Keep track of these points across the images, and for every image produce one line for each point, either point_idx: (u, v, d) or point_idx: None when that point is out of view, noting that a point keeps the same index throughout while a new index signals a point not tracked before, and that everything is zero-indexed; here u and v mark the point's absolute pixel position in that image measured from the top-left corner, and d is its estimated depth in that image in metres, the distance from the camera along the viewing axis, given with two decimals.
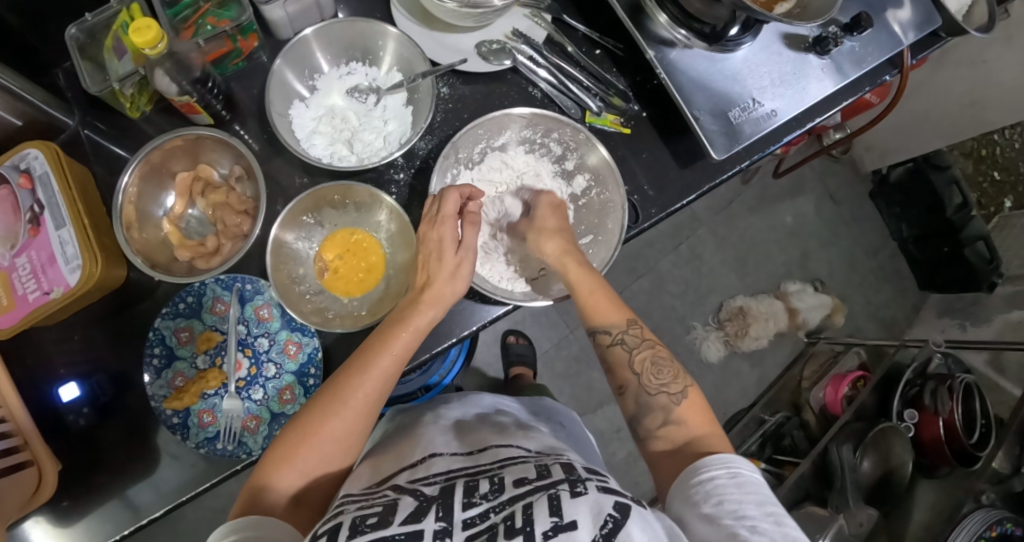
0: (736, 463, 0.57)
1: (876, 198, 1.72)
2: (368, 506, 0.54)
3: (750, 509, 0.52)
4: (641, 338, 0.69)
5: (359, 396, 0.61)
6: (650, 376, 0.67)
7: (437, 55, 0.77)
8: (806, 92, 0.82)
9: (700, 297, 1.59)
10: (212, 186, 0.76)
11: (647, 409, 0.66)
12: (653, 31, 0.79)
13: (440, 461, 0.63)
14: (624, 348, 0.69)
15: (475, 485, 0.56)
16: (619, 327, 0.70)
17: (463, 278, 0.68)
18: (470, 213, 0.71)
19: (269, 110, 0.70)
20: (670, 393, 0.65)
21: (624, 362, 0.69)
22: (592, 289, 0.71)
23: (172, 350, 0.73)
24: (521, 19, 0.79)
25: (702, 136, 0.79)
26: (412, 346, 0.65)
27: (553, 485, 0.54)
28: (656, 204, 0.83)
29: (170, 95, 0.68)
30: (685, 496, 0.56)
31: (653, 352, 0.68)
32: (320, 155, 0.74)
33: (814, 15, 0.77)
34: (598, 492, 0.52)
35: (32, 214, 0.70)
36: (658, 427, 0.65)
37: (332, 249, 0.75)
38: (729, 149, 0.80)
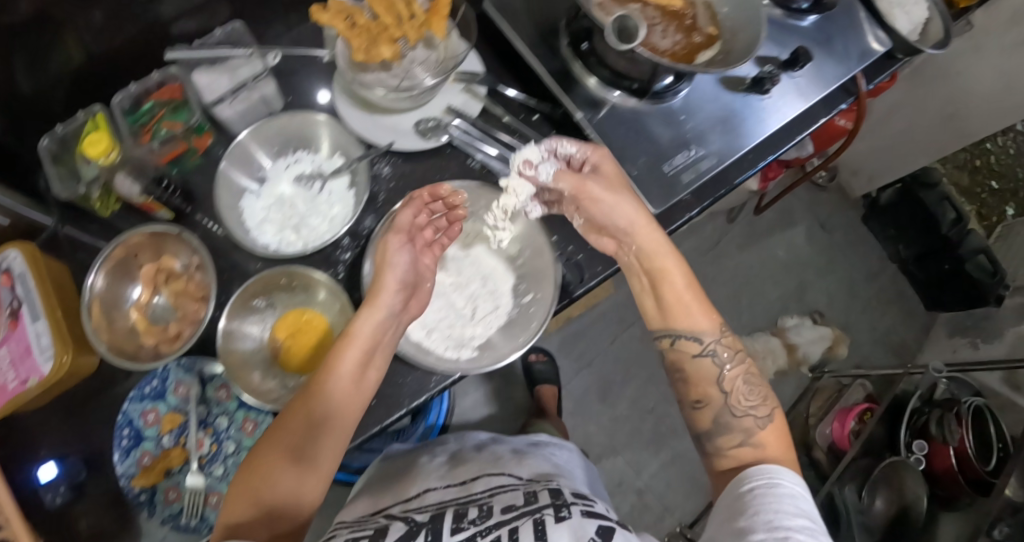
0: (784, 478, 0.58)
1: (871, 222, 1.69)
2: (362, 530, 0.66)
3: (788, 520, 0.52)
4: (733, 349, 0.69)
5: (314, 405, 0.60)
6: (739, 396, 0.67)
7: (373, 136, 0.80)
8: (743, 135, 0.83)
9: None
10: (174, 275, 0.80)
11: (725, 429, 0.66)
12: (582, 92, 0.81)
13: (434, 494, 0.73)
14: (714, 359, 0.68)
15: (464, 512, 0.65)
16: (710, 336, 0.69)
17: (406, 259, 0.69)
18: (425, 193, 0.72)
19: (216, 205, 0.75)
20: (757, 416, 0.66)
21: (711, 377, 0.68)
22: (690, 284, 0.70)
23: (139, 432, 0.77)
24: (457, 95, 0.83)
25: (637, 190, 0.79)
26: (359, 353, 0.64)
27: (540, 510, 0.63)
28: (602, 261, 0.81)
29: (132, 196, 0.76)
30: (729, 508, 0.58)
31: (744, 371, 0.68)
32: (268, 243, 0.78)
33: (737, 58, 0.78)
34: (580, 516, 0.61)
35: (12, 308, 0.76)
36: (731, 447, 0.65)
37: (285, 329, 0.77)
38: (666, 200, 0.80)
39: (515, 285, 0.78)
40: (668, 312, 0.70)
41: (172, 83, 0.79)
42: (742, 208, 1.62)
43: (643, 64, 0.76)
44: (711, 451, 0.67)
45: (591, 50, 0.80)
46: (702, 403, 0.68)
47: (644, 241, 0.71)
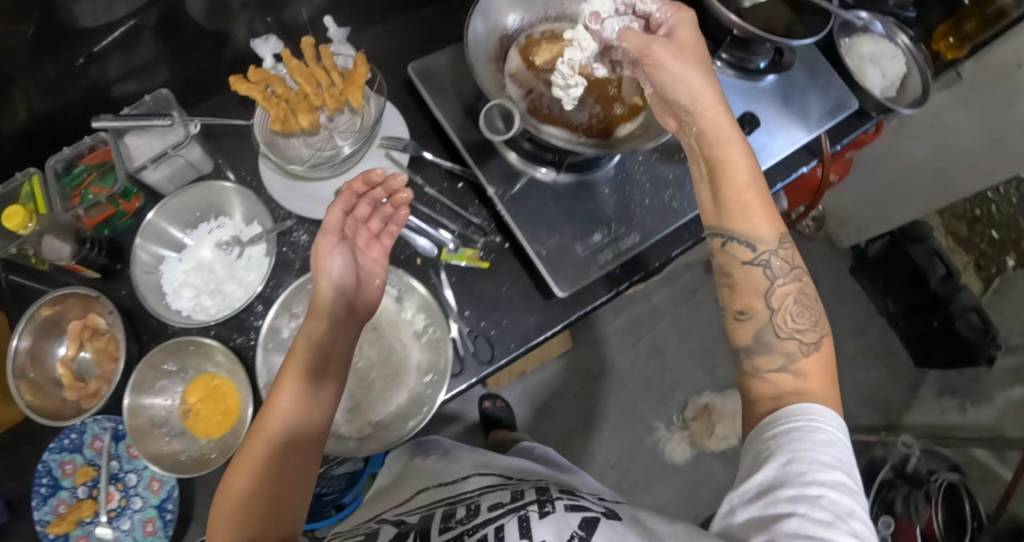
0: (822, 416, 0.53)
1: (857, 273, 1.64)
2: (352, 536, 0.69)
3: (822, 473, 0.49)
4: (792, 265, 0.62)
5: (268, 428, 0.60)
6: (788, 317, 0.60)
7: (292, 204, 0.81)
8: (671, 211, 0.81)
9: (664, 394, 1.52)
10: (98, 333, 0.83)
11: (766, 347, 0.60)
12: (500, 165, 0.79)
13: (424, 498, 0.74)
14: (766, 271, 0.62)
15: (451, 514, 0.67)
16: (767, 245, 0.62)
17: (341, 262, 0.67)
18: (353, 187, 0.71)
19: (130, 270, 0.76)
20: (804, 339, 0.59)
21: (760, 290, 0.61)
22: (755, 185, 0.63)
23: (57, 481, 0.80)
24: (380, 161, 0.83)
25: (542, 271, 0.75)
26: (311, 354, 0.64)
27: (524, 506, 0.62)
28: (515, 338, 0.79)
29: (60, 258, 0.77)
30: (757, 450, 0.54)
31: (800, 288, 0.62)
32: (182, 307, 0.79)
33: (656, 133, 0.74)
34: (564, 512, 0.60)
35: None
36: (769, 369, 0.59)
37: (195, 392, 0.78)
38: (575, 284, 0.75)
39: (418, 363, 0.76)
40: (730, 211, 0.63)
41: (104, 147, 0.82)
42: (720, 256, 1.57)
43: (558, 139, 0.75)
44: (746, 369, 0.61)
45: None
46: (746, 314, 0.62)
47: (707, 122, 0.64)
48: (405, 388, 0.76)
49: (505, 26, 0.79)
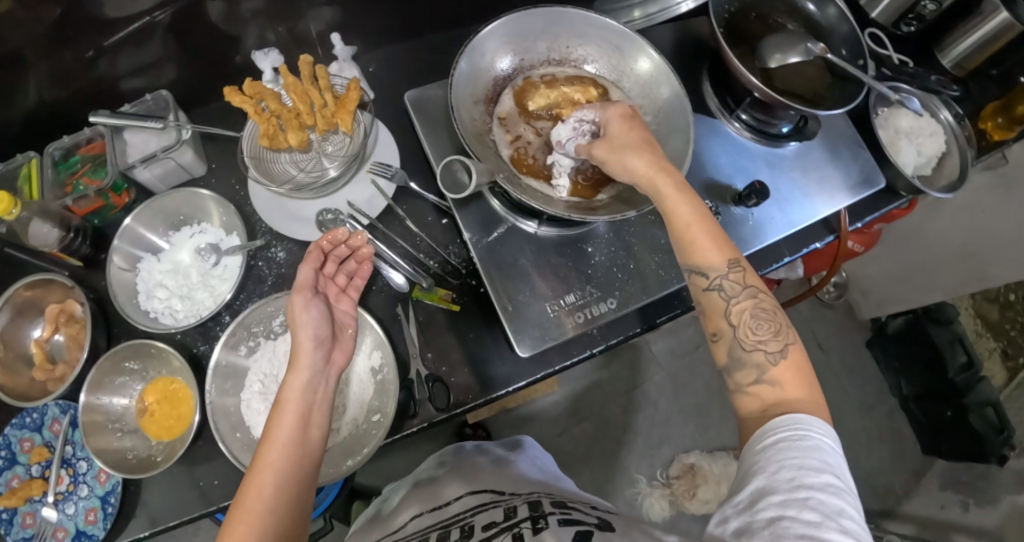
0: (811, 423, 0.52)
1: (874, 346, 1.50)
2: None
3: (811, 478, 0.47)
4: (744, 283, 0.61)
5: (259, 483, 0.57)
6: (748, 330, 0.60)
7: (271, 220, 0.80)
8: (650, 280, 0.78)
9: (650, 447, 1.35)
10: (73, 318, 0.84)
11: (738, 363, 0.59)
12: (483, 209, 0.77)
13: (413, 524, 0.71)
14: (722, 294, 0.61)
15: (446, 534, 0.64)
16: (718, 271, 0.61)
17: (316, 315, 0.68)
18: (318, 247, 0.73)
19: (108, 266, 0.78)
20: (767, 350, 0.58)
21: (719, 311, 0.61)
22: (704, 225, 0.63)
23: (14, 455, 0.81)
24: (367, 186, 0.82)
25: (507, 329, 0.73)
26: (294, 414, 0.62)
27: (518, 524, 0.62)
28: (474, 390, 0.76)
29: (48, 242, 0.79)
30: (748, 462, 0.52)
31: (755, 303, 0.61)
32: (153, 309, 0.80)
33: (641, 201, 0.71)
34: (556, 526, 0.60)
35: None
36: (748, 384, 0.58)
37: (152, 393, 0.79)
38: (538, 345, 0.73)
39: (370, 401, 0.75)
40: (683, 252, 0.63)
41: (100, 140, 0.85)
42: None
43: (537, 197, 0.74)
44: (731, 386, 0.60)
45: None
46: (717, 336, 0.62)
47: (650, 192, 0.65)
48: (351, 425, 0.74)
49: (498, 69, 0.76)
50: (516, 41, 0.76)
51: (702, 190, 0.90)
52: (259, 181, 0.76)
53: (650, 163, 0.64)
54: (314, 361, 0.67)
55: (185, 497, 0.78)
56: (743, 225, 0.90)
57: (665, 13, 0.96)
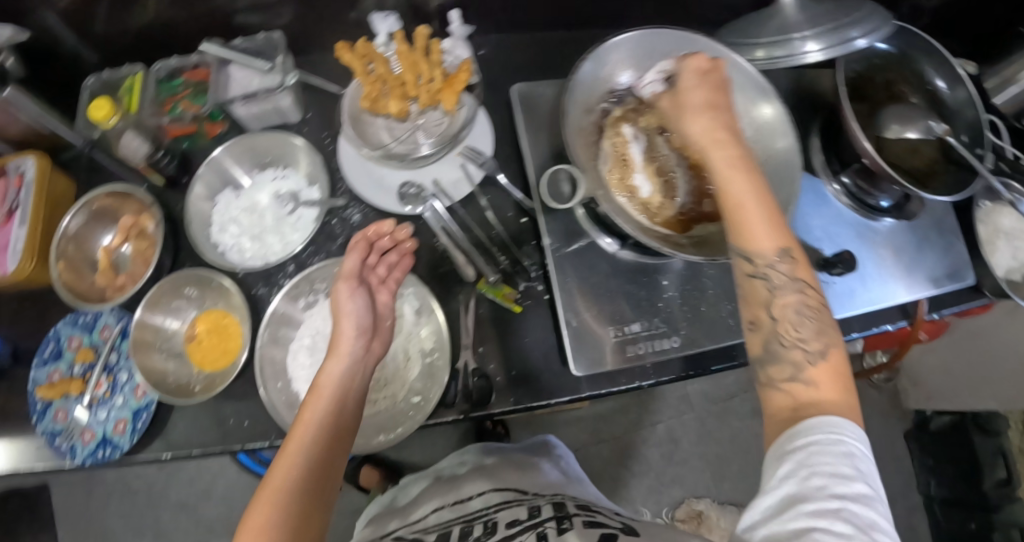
0: (845, 426, 0.51)
1: (910, 439, 1.41)
2: None
3: (841, 487, 0.47)
4: (797, 278, 0.58)
5: (286, 463, 0.59)
6: (789, 326, 0.57)
7: (355, 182, 0.80)
8: (720, 326, 0.76)
9: (661, 484, 1.33)
10: (143, 233, 0.85)
11: (776, 358, 0.57)
12: (567, 219, 0.76)
13: (432, 515, 0.71)
14: (766, 283, 0.58)
15: (468, 529, 0.64)
16: (767, 258, 0.58)
17: (359, 305, 0.70)
18: (359, 238, 0.72)
19: (189, 194, 0.79)
20: (807, 349, 0.56)
21: (761, 300, 0.58)
22: (762, 204, 0.59)
23: (60, 351, 0.84)
24: (457, 168, 0.82)
25: (567, 344, 0.72)
26: (325, 398, 0.63)
27: (542, 523, 0.61)
28: (516, 393, 0.75)
29: (138, 156, 0.81)
30: (775, 462, 0.52)
31: (800, 298, 0.58)
32: (223, 242, 0.81)
33: None
34: (583, 528, 0.59)
35: (10, 208, 0.87)
36: (782, 380, 0.56)
37: (205, 322, 0.80)
38: (594, 367, 0.72)
39: (413, 381, 0.75)
40: (731, 229, 0.60)
41: (205, 68, 0.86)
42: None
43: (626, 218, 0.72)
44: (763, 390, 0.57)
45: None
46: (754, 327, 0.59)
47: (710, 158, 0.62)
48: (390, 402, 0.74)
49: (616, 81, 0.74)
50: (640, 60, 0.75)
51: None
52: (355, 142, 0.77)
53: (709, 132, 0.63)
54: (352, 351, 0.68)
55: (211, 430, 0.78)
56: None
57: (789, 58, 0.77)
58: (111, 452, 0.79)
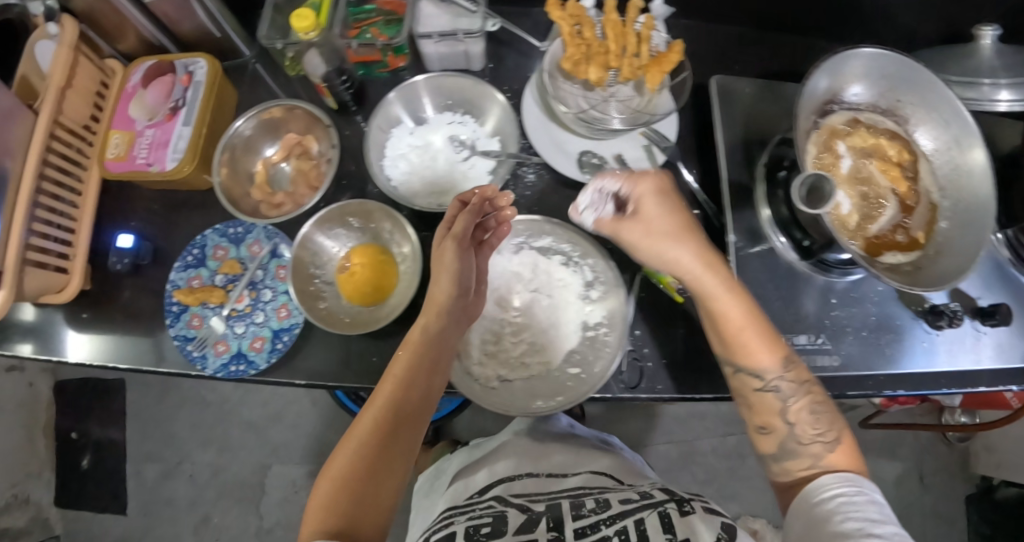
0: (861, 480, 0.59)
1: (969, 504, 1.36)
2: (474, 516, 0.72)
3: (878, 527, 0.55)
4: (802, 379, 0.65)
5: (375, 408, 0.63)
6: (806, 425, 0.64)
7: (538, 142, 0.79)
8: (880, 356, 0.79)
9: (720, 496, 1.35)
10: (307, 155, 0.84)
11: (792, 455, 0.63)
12: (753, 220, 0.79)
13: (528, 480, 0.79)
14: (777, 395, 0.64)
15: (580, 502, 0.72)
16: (773, 372, 0.65)
17: (462, 264, 0.69)
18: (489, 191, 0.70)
19: (371, 124, 0.77)
20: (825, 443, 0.63)
21: (775, 409, 0.65)
22: (746, 322, 0.65)
23: (204, 258, 0.83)
24: (636, 147, 0.81)
25: None
26: (415, 357, 0.65)
27: (662, 504, 0.70)
28: (664, 382, 0.71)
29: (314, 74, 0.80)
30: (811, 515, 0.59)
31: (811, 399, 0.64)
32: (392, 177, 0.79)
33: (923, 278, 0.71)
34: (702, 513, 0.69)
35: (175, 105, 0.87)
36: (801, 470, 0.63)
37: (360, 255, 0.78)
38: None
39: (570, 350, 0.73)
40: (733, 349, 0.66)
41: None
42: (848, 409, 1.41)
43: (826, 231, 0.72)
44: (776, 471, 0.65)
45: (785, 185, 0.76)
46: (767, 430, 0.65)
47: (718, 306, 0.65)
48: (547, 367, 0.73)
49: (842, 92, 0.74)
50: (873, 78, 0.75)
51: (889, 293, 0.81)
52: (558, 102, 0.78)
53: (696, 254, 0.66)
54: (450, 313, 0.69)
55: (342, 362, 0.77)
56: (913, 344, 0.80)
57: (979, 103, 0.71)
58: (244, 368, 0.77)
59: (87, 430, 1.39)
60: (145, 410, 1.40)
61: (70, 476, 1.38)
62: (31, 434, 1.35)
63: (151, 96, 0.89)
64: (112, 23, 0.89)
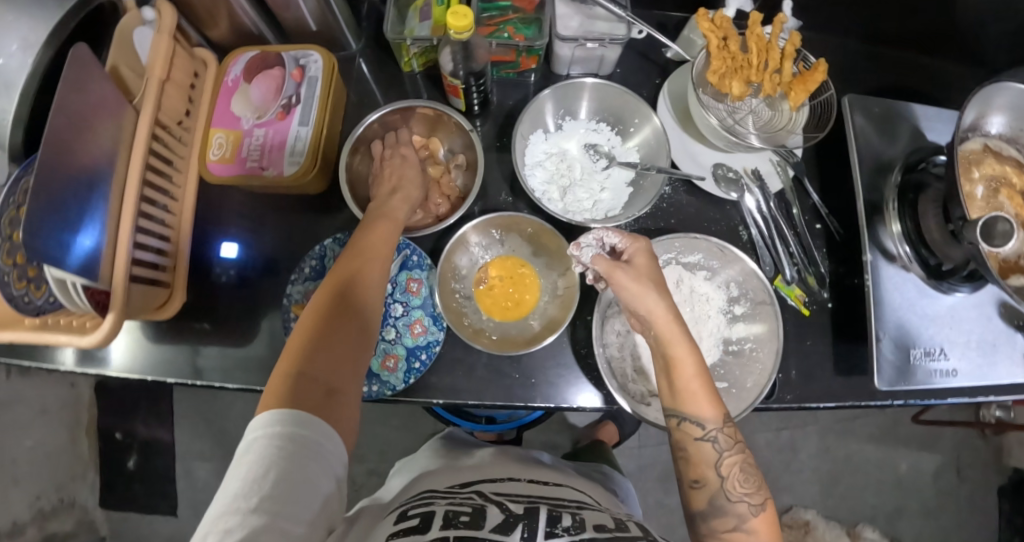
0: None
1: (1004, 496, 1.42)
2: (457, 503, 0.62)
3: None
4: (735, 439, 0.64)
5: (329, 288, 0.66)
6: (736, 482, 0.63)
7: (680, 159, 0.82)
8: (993, 370, 0.79)
9: (773, 488, 1.41)
10: (435, 159, 0.84)
11: (719, 512, 0.63)
12: (881, 236, 0.81)
13: (513, 487, 0.68)
14: (714, 447, 0.64)
15: (557, 516, 0.61)
16: (713, 424, 0.64)
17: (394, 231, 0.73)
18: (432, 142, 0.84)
19: (518, 130, 0.77)
20: (750, 503, 0.62)
21: (710, 461, 0.64)
22: (699, 372, 0.64)
23: (324, 269, 0.81)
24: (766, 163, 0.83)
25: (875, 358, 0.79)
26: (334, 294, 0.66)
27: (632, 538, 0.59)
28: (793, 391, 0.81)
29: (445, 72, 0.75)
30: None
31: (743, 458, 0.64)
32: (534, 186, 0.79)
33: None
34: None
35: (287, 102, 0.83)
36: (724, 531, 0.62)
37: (498, 269, 0.81)
38: (896, 384, 0.78)
39: (713, 365, 0.78)
40: (676, 399, 0.65)
41: None
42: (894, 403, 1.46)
43: (959, 253, 0.75)
44: (702, 530, 0.64)
45: (915, 202, 0.79)
46: (699, 483, 0.64)
47: (663, 335, 0.66)
48: None
49: (984, 121, 0.79)
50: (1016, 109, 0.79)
51: (991, 305, 0.81)
52: (708, 113, 0.77)
53: (668, 309, 0.65)
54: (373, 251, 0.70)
55: (469, 380, 0.76)
56: (1015, 354, 0.80)
57: None
58: (376, 387, 0.73)
59: (132, 431, 1.35)
60: (195, 408, 1.37)
61: (116, 475, 1.35)
62: (77, 433, 1.30)
63: (257, 92, 0.84)
64: (206, 8, 0.82)
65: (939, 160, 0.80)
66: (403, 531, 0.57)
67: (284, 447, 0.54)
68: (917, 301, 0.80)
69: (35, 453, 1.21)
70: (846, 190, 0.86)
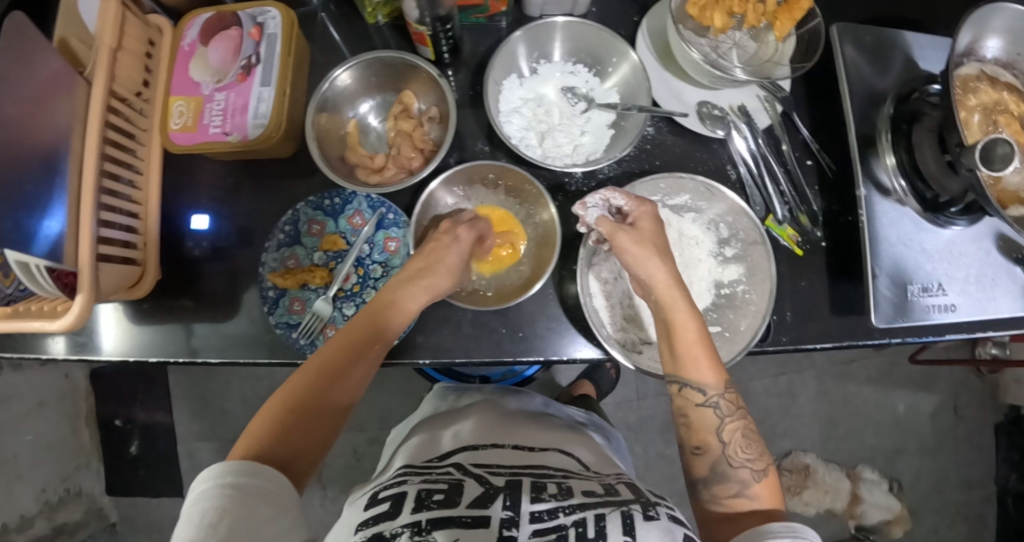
0: (805, 528, 0.55)
1: (1000, 432, 1.42)
2: (432, 480, 0.58)
3: None
4: (736, 404, 0.64)
5: (340, 351, 0.64)
6: (738, 447, 0.63)
7: (661, 98, 0.78)
8: (993, 305, 0.77)
9: (773, 434, 1.40)
10: (408, 113, 0.81)
11: (722, 477, 0.62)
12: (875, 170, 0.78)
13: (495, 454, 0.65)
14: (715, 412, 0.64)
15: (541, 484, 0.58)
16: (715, 389, 0.64)
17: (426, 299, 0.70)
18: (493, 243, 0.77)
19: (489, 76, 0.73)
20: (753, 469, 0.62)
21: (711, 426, 0.64)
22: (700, 338, 0.65)
23: (298, 235, 0.78)
24: (753, 98, 0.80)
25: (871, 295, 0.76)
26: (339, 362, 0.63)
27: (625, 503, 0.56)
28: (788, 333, 0.79)
29: (410, 19, 0.69)
30: None
31: (745, 424, 0.64)
32: (510, 133, 0.76)
33: None
34: (668, 521, 0.55)
35: (247, 62, 0.78)
36: (726, 496, 0.61)
37: None
38: (893, 321, 0.76)
39: (706, 310, 0.76)
40: (677, 362, 0.65)
41: None
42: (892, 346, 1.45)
43: (953, 181, 0.73)
44: (701, 498, 0.63)
45: (909, 134, 0.76)
46: (701, 450, 0.64)
47: (664, 296, 0.67)
48: None
49: (979, 45, 0.76)
50: (1013, 30, 0.75)
51: (989, 238, 0.78)
52: (690, 51, 0.73)
53: (670, 273, 0.67)
54: (375, 333, 0.66)
55: (458, 338, 0.74)
56: (1014, 287, 0.78)
57: None
58: None
59: (131, 416, 1.34)
60: (190, 390, 1.36)
61: (118, 461, 1.34)
62: (76, 423, 1.29)
63: (216, 54, 0.79)
64: None
65: (934, 90, 0.77)
66: (372, 518, 0.54)
67: (239, 497, 0.49)
68: (914, 235, 0.78)
69: (34, 443, 1.19)
70: (837, 123, 0.82)
